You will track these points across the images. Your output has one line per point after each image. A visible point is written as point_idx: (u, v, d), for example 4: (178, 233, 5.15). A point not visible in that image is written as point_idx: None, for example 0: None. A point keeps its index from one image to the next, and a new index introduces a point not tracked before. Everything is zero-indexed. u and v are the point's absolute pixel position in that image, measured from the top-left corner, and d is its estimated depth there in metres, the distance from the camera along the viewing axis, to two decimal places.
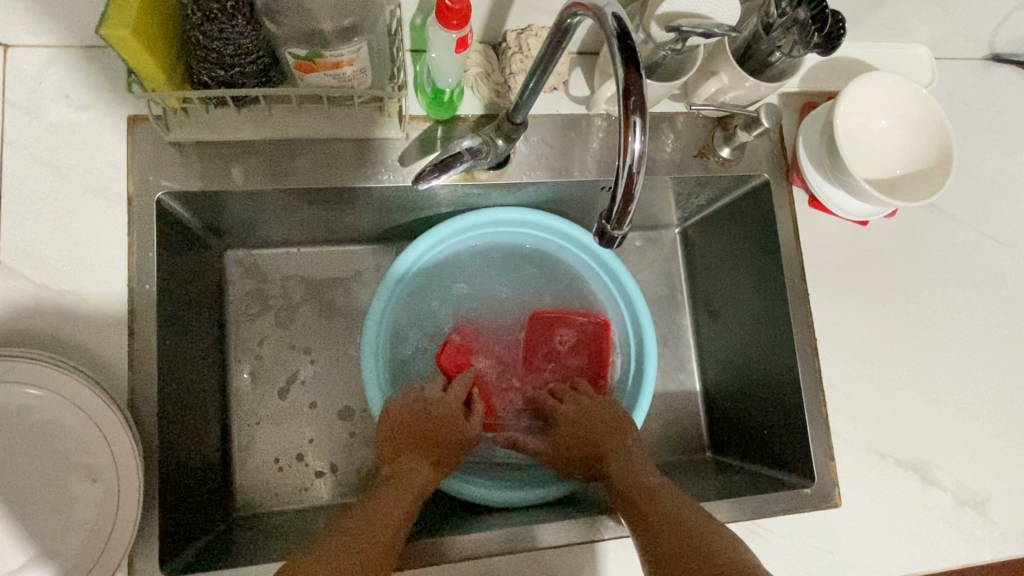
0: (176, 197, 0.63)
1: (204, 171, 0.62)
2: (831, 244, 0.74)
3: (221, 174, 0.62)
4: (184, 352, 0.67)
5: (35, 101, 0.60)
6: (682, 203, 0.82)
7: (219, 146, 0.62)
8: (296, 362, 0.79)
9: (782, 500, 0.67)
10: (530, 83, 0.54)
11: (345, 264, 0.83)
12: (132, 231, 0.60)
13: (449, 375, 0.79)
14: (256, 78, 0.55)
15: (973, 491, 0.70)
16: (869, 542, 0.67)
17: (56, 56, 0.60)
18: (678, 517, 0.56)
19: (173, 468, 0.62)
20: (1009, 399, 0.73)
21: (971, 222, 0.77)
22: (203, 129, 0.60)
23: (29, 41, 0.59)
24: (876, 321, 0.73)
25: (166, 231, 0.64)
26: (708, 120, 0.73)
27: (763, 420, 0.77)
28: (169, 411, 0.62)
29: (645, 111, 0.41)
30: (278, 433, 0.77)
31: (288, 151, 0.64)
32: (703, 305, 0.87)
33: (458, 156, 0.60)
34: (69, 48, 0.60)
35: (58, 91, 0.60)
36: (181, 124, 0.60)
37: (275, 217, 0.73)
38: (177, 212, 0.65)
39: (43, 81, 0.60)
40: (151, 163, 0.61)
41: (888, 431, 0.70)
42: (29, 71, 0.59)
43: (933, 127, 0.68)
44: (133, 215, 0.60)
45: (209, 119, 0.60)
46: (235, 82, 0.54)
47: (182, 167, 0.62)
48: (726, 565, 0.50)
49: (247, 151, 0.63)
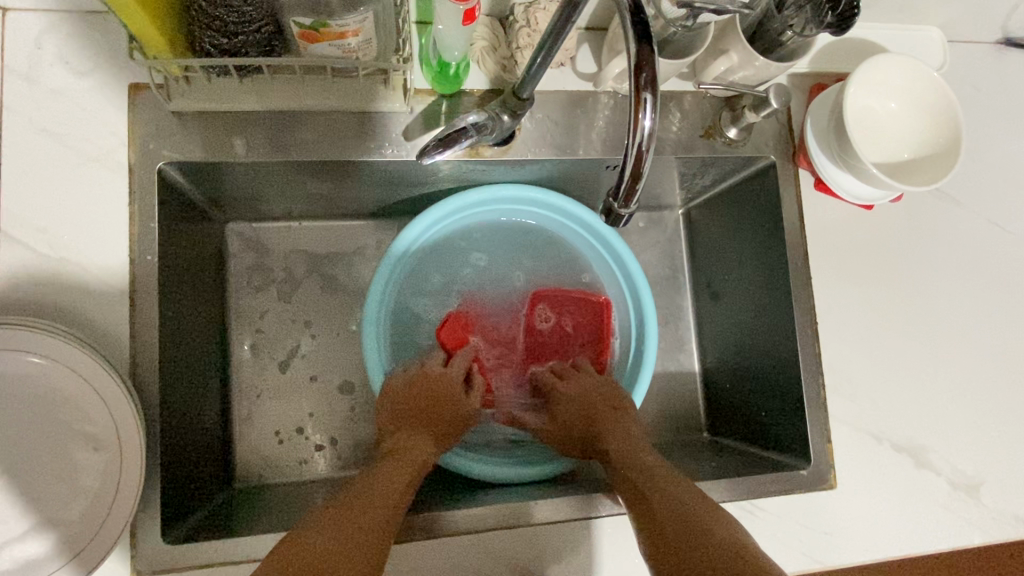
0: (177, 167, 0.62)
1: (205, 142, 0.61)
2: (836, 228, 0.74)
3: (223, 145, 0.62)
4: (185, 323, 0.67)
5: (34, 67, 0.59)
6: (687, 184, 0.82)
7: (221, 115, 0.61)
8: (298, 336, 0.79)
9: (778, 481, 0.68)
10: (538, 58, 0.53)
11: (347, 239, 0.83)
12: (133, 201, 0.59)
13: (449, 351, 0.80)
14: (260, 46, 0.54)
15: (967, 475, 0.71)
16: (862, 523, 0.68)
17: (55, 21, 0.59)
18: (677, 497, 0.56)
19: (174, 439, 0.62)
20: (1007, 386, 0.73)
21: (976, 208, 0.76)
22: (205, 98, 0.59)
23: (28, 5, 0.58)
24: (878, 306, 0.73)
25: (168, 202, 0.63)
26: (716, 100, 0.72)
27: (761, 402, 0.78)
28: (170, 382, 0.62)
29: (656, 88, 0.40)
30: (278, 406, 0.77)
31: (290, 122, 0.63)
32: (705, 287, 0.87)
33: (463, 131, 0.59)
34: (69, 13, 0.59)
35: (57, 57, 0.59)
36: (182, 92, 0.59)
37: (277, 189, 0.73)
38: (178, 182, 0.65)
39: (42, 47, 0.59)
40: (152, 132, 0.60)
41: (885, 415, 0.71)
42: (28, 36, 0.58)
43: (942, 112, 0.67)
44: (134, 185, 0.59)
45: (210, 87, 0.59)
46: (238, 51, 0.53)
47: (184, 137, 0.61)
48: (725, 540, 0.51)
49: (249, 121, 0.62)
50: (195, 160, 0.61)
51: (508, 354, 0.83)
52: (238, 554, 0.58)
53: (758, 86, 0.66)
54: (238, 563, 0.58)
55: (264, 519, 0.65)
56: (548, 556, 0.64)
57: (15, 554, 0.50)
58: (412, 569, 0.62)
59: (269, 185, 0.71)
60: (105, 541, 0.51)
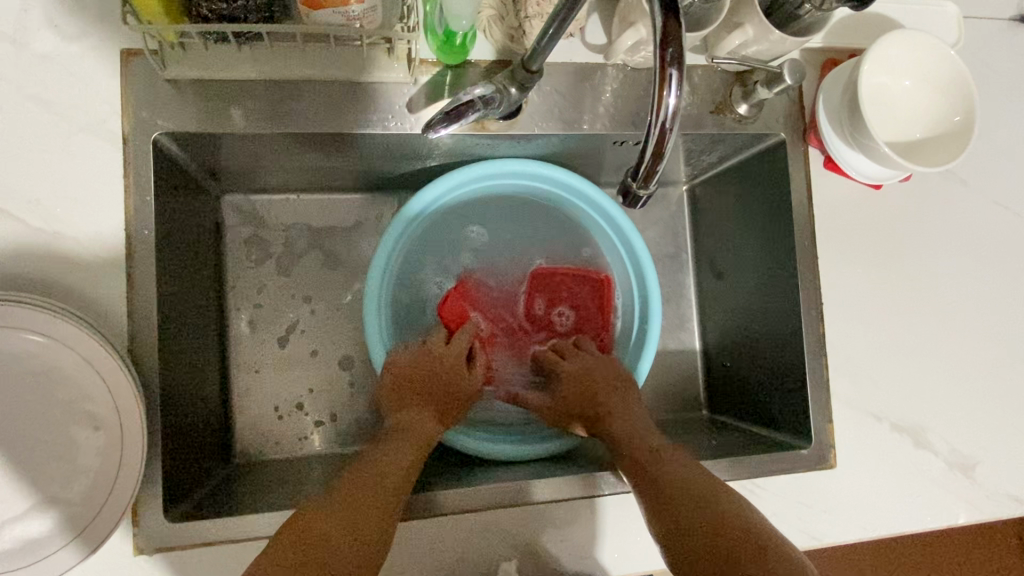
0: (173, 138, 0.60)
1: (202, 112, 0.59)
2: (843, 208, 0.73)
3: (220, 115, 0.59)
4: (183, 300, 0.66)
5: (21, 30, 0.56)
6: (693, 160, 0.81)
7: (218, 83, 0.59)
8: (297, 311, 0.78)
9: (780, 461, 0.68)
10: (551, 30, 0.51)
11: (346, 214, 0.81)
12: (128, 174, 0.57)
13: (450, 327, 0.79)
14: (259, 13, 0.52)
15: (965, 456, 0.71)
16: (860, 502, 0.69)
17: None
18: (690, 483, 0.55)
19: (173, 417, 0.61)
20: (1008, 367, 0.73)
21: (984, 189, 0.76)
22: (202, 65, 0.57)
23: None
24: (883, 287, 0.73)
25: (164, 173, 0.61)
26: (727, 75, 0.70)
27: (762, 381, 0.78)
28: (168, 360, 0.61)
29: (683, 64, 0.39)
30: (278, 382, 0.76)
31: (291, 93, 0.61)
32: (708, 266, 0.87)
33: (470, 104, 0.58)
34: None
35: (45, 20, 0.56)
36: (179, 60, 0.57)
37: (275, 161, 0.71)
38: (174, 153, 0.63)
39: (29, 9, 0.56)
40: (146, 100, 0.58)
41: (886, 396, 0.71)
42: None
43: (958, 91, 0.66)
44: (129, 156, 0.57)
45: (208, 55, 0.58)
46: (236, 18, 0.51)
47: (180, 107, 0.59)
48: (749, 528, 0.50)
49: (247, 90, 0.60)
50: (192, 130, 0.59)
51: (508, 331, 0.82)
52: (242, 531, 0.57)
53: (771, 60, 0.65)
54: (242, 542, 0.57)
55: (265, 495, 0.64)
56: (550, 534, 0.64)
57: (16, 533, 0.50)
58: (416, 547, 0.62)
59: (267, 157, 0.69)
60: (108, 521, 0.50)
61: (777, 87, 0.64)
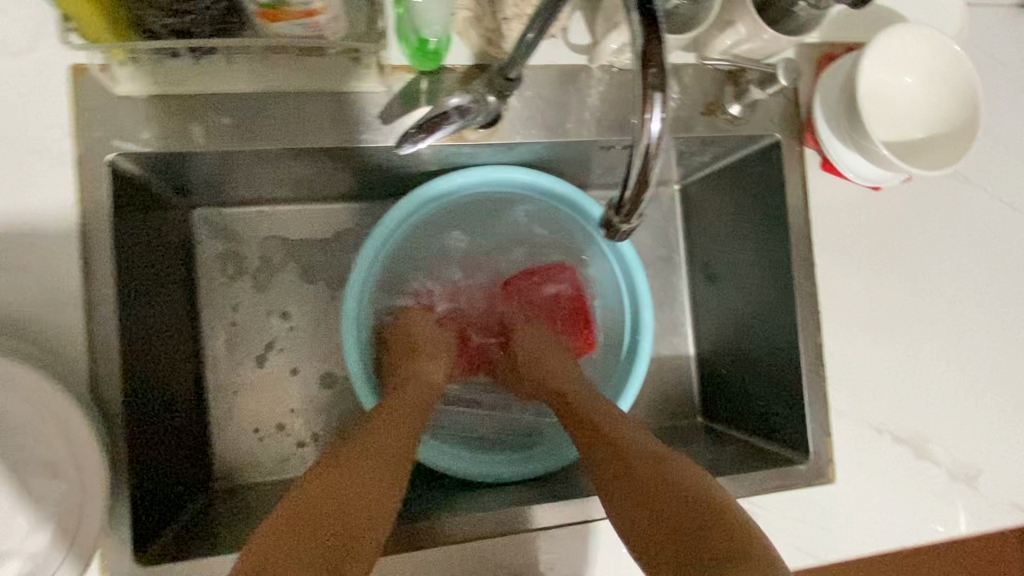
0: (131, 159, 0.56)
1: (161, 130, 0.56)
2: (841, 210, 0.70)
3: (179, 133, 0.56)
4: (153, 326, 0.63)
5: None
6: (684, 161, 0.77)
7: (176, 99, 0.55)
8: (275, 328, 0.75)
9: (777, 477, 0.66)
10: (528, 37, 0.48)
11: (323, 225, 0.78)
12: (83, 199, 0.54)
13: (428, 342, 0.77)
14: (213, 26, 0.48)
15: (966, 465, 0.69)
16: (860, 516, 0.67)
17: None
18: (661, 474, 0.54)
19: (143, 452, 0.58)
20: (1011, 372, 0.71)
21: (987, 187, 0.72)
22: (157, 80, 0.54)
23: None
24: (882, 292, 0.70)
25: (124, 196, 0.58)
26: (719, 73, 0.67)
27: (757, 390, 0.75)
28: (136, 392, 0.58)
29: (666, 86, 0.36)
30: (257, 402, 0.74)
31: (255, 106, 0.57)
32: (701, 269, 0.84)
33: (445, 116, 0.55)
34: None
35: None
36: (132, 74, 0.53)
37: (244, 175, 0.67)
38: (135, 174, 0.59)
39: None
40: (100, 119, 0.54)
41: (886, 405, 0.69)
42: None
43: (961, 88, 0.62)
44: (83, 180, 0.54)
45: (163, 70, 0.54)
46: (189, 32, 0.47)
47: (136, 125, 0.55)
48: (709, 528, 0.49)
49: (208, 105, 0.56)
50: (150, 150, 0.56)
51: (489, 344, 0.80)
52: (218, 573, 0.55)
53: (765, 59, 0.61)
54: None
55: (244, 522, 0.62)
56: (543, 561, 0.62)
57: None
58: None
59: (236, 172, 0.66)
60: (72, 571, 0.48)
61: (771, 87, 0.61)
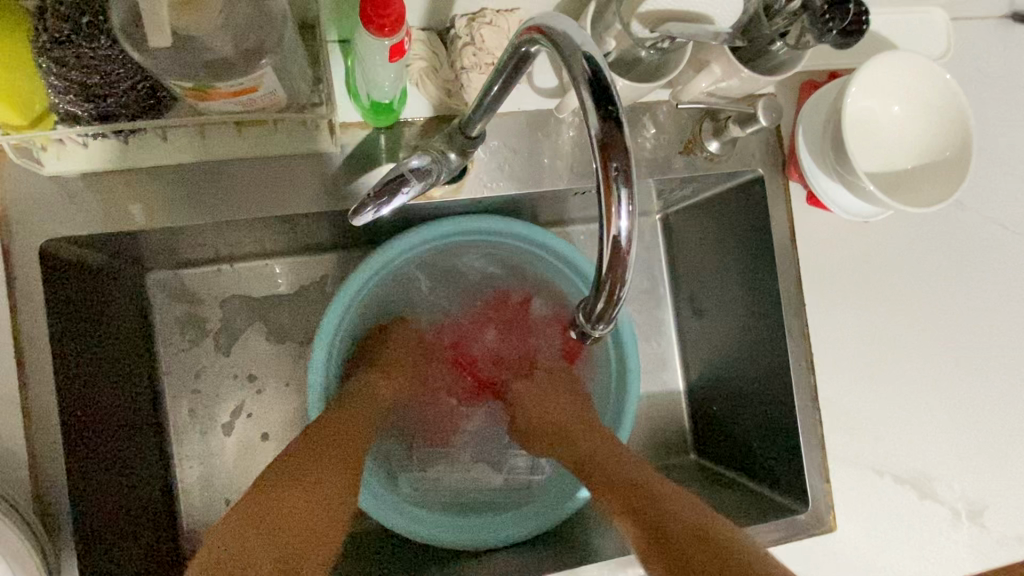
0: (67, 243, 0.52)
1: (96, 212, 0.51)
2: (829, 244, 0.67)
3: (117, 213, 0.52)
4: (105, 411, 0.59)
5: None
6: (664, 194, 0.74)
7: (111, 178, 0.51)
8: (242, 393, 0.71)
9: (774, 528, 0.63)
10: (485, 104, 0.44)
11: (286, 278, 0.73)
12: (17, 292, 0.50)
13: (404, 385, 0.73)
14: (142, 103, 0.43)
15: (971, 501, 0.67)
16: (863, 564, 0.64)
17: None
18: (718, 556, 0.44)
19: (100, 553, 0.54)
20: (1013, 401, 0.68)
21: (981, 208, 0.69)
22: (83, 163, 0.49)
23: None
24: (876, 327, 0.67)
25: (63, 280, 0.54)
26: (695, 109, 0.63)
27: (750, 430, 0.72)
28: (88, 491, 0.54)
29: (632, 180, 0.32)
30: (227, 473, 0.70)
31: (198, 178, 0.53)
32: (687, 301, 0.80)
33: (402, 179, 0.49)
34: None
35: None
36: (55, 155, 0.48)
37: (191, 239, 0.62)
38: (74, 254, 0.55)
39: None
40: (29, 205, 0.50)
41: (885, 445, 0.66)
42: None
43: (950, 115, 0.59)
44: (15, 272, 0.50)
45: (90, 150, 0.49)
46: (112, 115, 0.43)
47: (69, 209, 0.51)
48: None
49: (147, 181, 0.52)
50: (86, 233, 0.52)
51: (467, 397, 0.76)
52: None
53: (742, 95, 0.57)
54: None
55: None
56: None
57: None
58: None
59: (183, 238, 0.61)
60: None
61: (751, 127, 0.57)
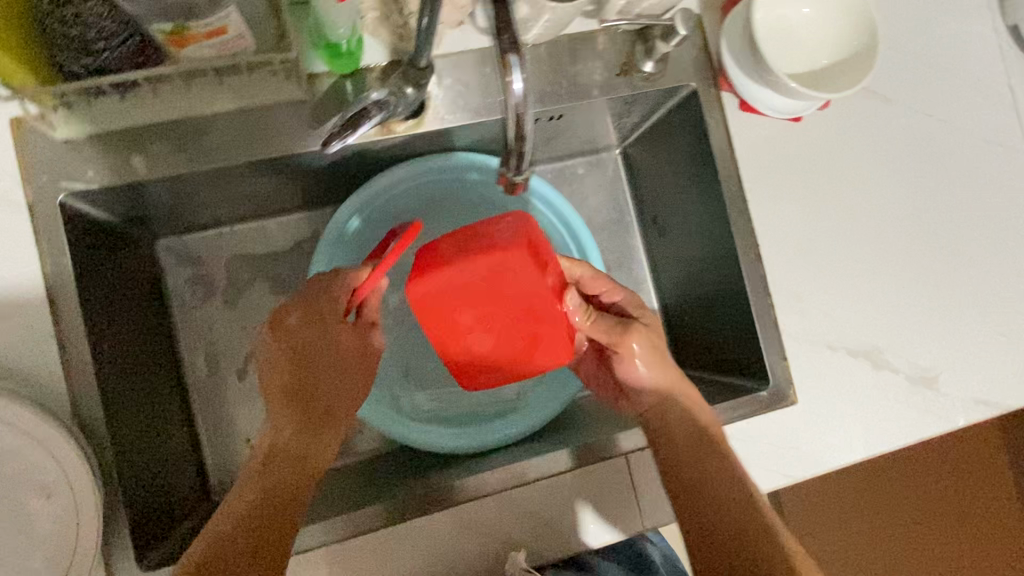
0: (82, 196, 0.59)
1: (107, 165, 0.59)
2: (767, 146, 0.73)
3: (124, 165, 0.59)
4: (133, 354, 0.66)
5: None
6: (616, 124, 0.80)
7: (118, 135, 0.59)
8: (252, 340, 0.78)
9: (742, 406, 0.69)
10: (426, 19, 0.50)
11: (282, 236, 0.81)
12: (42, 239, 0.57)
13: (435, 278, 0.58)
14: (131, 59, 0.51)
15: (925, 368, 0.72)
16: (829, 432, 0.70)
17: None
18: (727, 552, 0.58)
19: (138, 469, 0.61)
20: (954, 275, 0.74)
21: (907, 102, 0.75)
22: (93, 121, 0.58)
23: None
24: (820, 217, 0.73)
25: (83, 232, 0.61)
26: (628, 34, 0.70)
27: (718, 329, 0.78)
28: (122, 416, 0.61)
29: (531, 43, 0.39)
30: (244, 412, 0.77)
31: (194, 129, 0.60)
32: (652, 225, 0.87)
33: (367, 111, 0.57)
34: None
35: None
36: (66, 117, 0.57)
37: (191, 201, 0.70)
38: (91, 212, 0.62)
39: None
40: (46, 163, 0.58)
41: (838, 324, 0.72)
42: None
43: (854, 11, 0.65)
44: (38, 222, 0.57)
45: (97, 110, 0.58)
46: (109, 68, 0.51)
47: (82, 164, 0.59)
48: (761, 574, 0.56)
49: (149, 134, 0.60)
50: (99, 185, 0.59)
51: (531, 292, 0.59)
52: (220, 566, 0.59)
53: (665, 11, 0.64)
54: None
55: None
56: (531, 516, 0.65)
57: None
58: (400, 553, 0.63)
59: (182, 199, 0.69)
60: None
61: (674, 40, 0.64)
